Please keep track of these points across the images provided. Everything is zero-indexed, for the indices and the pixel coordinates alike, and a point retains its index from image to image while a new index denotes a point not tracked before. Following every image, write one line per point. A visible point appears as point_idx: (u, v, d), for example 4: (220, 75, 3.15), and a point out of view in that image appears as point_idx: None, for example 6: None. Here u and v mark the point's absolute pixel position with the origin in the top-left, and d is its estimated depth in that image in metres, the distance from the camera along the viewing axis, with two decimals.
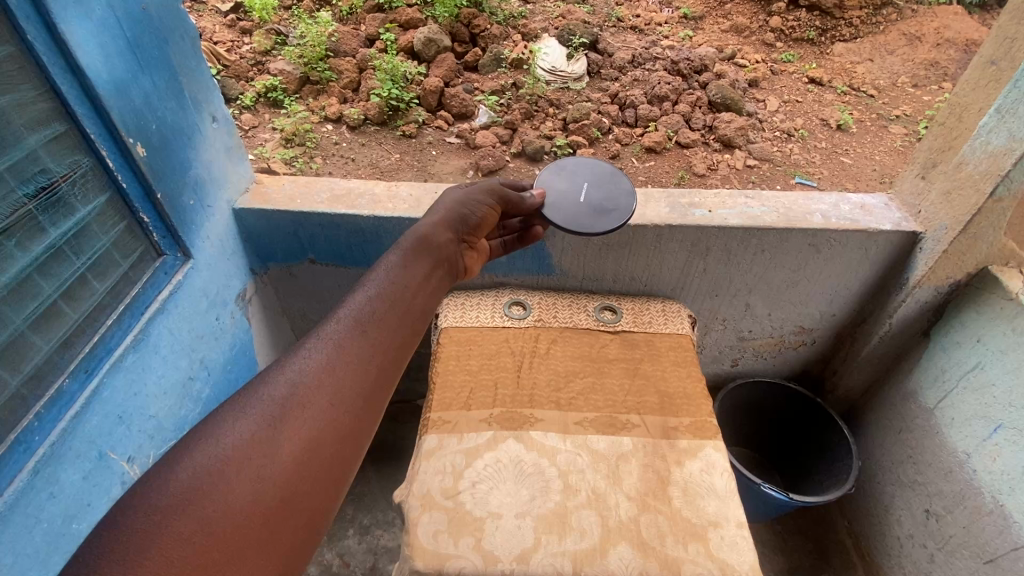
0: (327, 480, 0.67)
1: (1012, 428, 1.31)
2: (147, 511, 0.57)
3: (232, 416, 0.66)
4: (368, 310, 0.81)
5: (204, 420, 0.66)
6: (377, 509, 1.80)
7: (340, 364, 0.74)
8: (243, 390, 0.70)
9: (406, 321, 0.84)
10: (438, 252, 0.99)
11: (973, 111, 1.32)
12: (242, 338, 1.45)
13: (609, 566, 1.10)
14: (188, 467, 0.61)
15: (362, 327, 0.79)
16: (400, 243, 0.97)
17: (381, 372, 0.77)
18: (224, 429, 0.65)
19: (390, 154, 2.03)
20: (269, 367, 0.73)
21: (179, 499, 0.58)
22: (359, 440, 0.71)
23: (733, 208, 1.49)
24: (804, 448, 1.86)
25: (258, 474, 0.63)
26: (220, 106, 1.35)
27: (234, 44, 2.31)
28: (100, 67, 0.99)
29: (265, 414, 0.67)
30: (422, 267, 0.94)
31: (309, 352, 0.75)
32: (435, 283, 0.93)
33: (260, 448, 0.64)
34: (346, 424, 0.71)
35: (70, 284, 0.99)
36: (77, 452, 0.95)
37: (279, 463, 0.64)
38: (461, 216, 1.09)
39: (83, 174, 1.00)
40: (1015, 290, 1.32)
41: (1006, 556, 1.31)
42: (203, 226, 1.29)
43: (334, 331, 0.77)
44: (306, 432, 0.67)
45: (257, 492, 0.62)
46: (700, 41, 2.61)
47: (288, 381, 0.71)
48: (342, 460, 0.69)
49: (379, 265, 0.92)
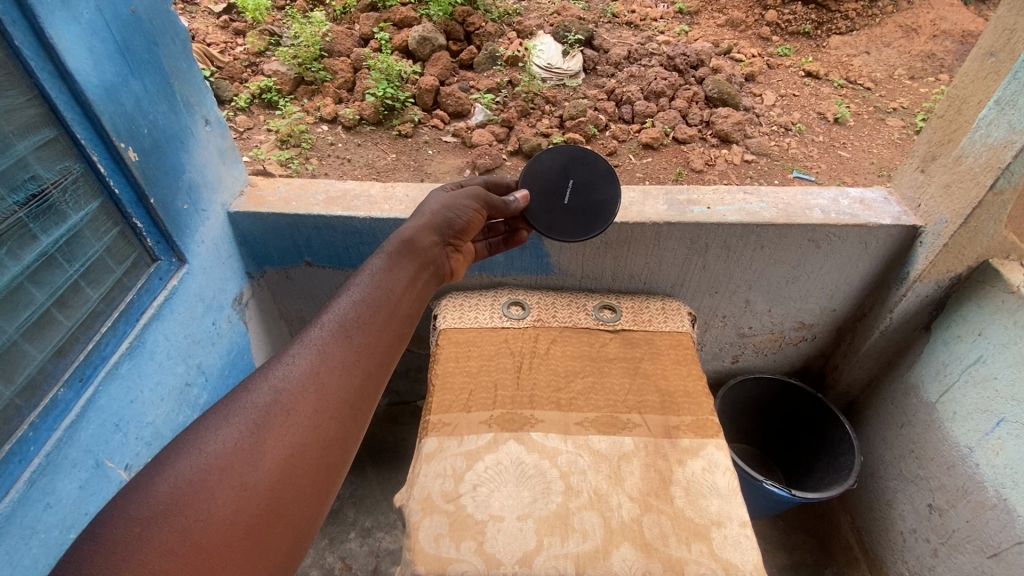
0: (313, 488, 0.66)
1: (1015, 422, 1.30)
2: (129, 521, 0.56)
3: (215, 423, 0.65)
4: (353, 314, 0.81)
5: (186, 429, 0.65)
6: (378, 510, 1.79)
7: (325, 369, 0.74)
8: (226, 397, 0.69)
9: (391, 325, 0.84)
10: (424, 256, 0.99)
11: (972, 103, 1.31)
12: (240, 341, 1.44)
13: (612, 567, 1.09)
14: (170, 476, 0.60)
15: (347, 331, 0.78)
16: (386, 245, 0.97)
17: (366, 377, 0.77)
18: (207, 437, 0.64)
19: (385, 153, 2.01)
20: (252, 374, 0.72)
21: (162, 508, 0.57)
22: (345, 446, 0.71)
23: (731, 205, 1.48)
24: (805, 443, 1.85)
25: (242, 482, 0.62)
26: (213, 108, 1.34)
27: (228, 45, 2.29)
28: (90, 71, 0.98)
29: (249, 421, 0.66)
30: (407, 270, 0.93)
31: (293, 358, 0.74)
32: (420, 286, 0.94)
33: (244, 456, 0.63)
34: (331, 430, 0.70)
35: (63, 291, 0.98)
36: (74, 462, 0.94)
37: (264, 471, 0.63)
38: (447, 220, 1.08)
39: (74, 180, 0.99)
40: (1016, 284, 1.31)
41: (1010, 550, 1.31)
42: (198, 230, 1.28)
43: (318, 336, 0.77)
44: (291, 439, 0.67)
45: (241, 500, 0.61)
46: (696, 36, 2.60)
47: (272, 388, 0.70)
48: (329, 466, 0.69)
49: (364, 268, 0.91)
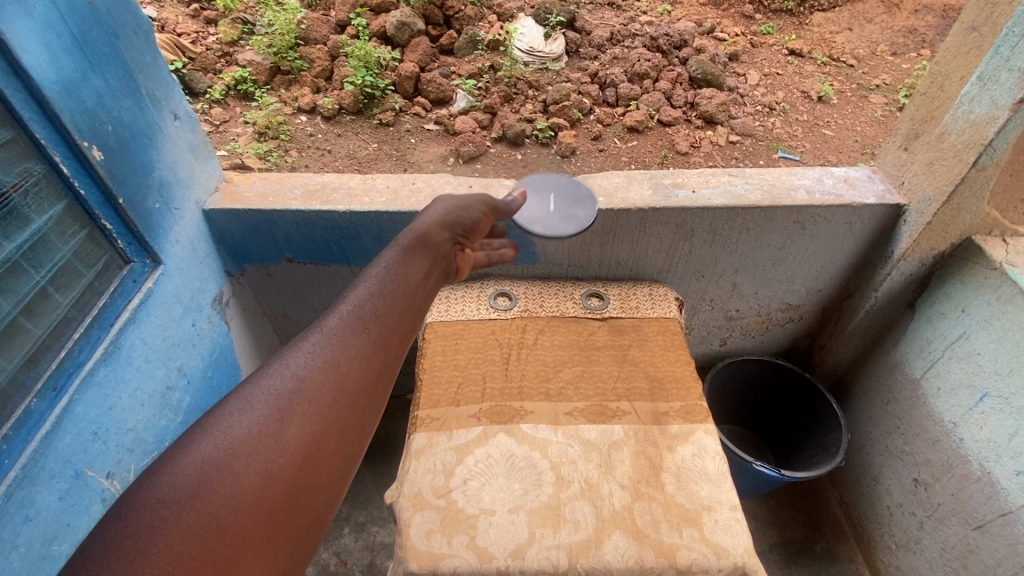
0: (332, 477, 0.65)
1: (998, 395, 1.32)
2: (156, 504, 0.55)
3: (237, 409, 0.64)
4: (369, 306, 0.78)
5: (209, 413, 0.64)
6: (371, 505, 1.79)
7: (343, 358, 0.72)
8: (247, 383, 0.68)
9: (406, 318, 0.81)
10: (436, 251, 0.96)
11: (954, 80, 1.30)
12: (222, 342, 1.41)
13: (605, 557, 1.09)
14: (195, 460, 0.59)
15: (364, 322, 0.76)
16: (398, 240, 0.94)
17: (383, 368, 0.74)
18: (231, 421, 0.62)
19: (367, 143, 1.98)
20: (272, 360, 0.70)
21: (187, 492, 0.56)
22: (363, 436, 0.69)
23: (716, 188, 1.47)
24: (794, 422, 1.87)
25: (264, 468, 0.61)
26: (182, 102, 1.30)
27: (199, 35, 2.23)
28: (46, 67, 0.94)
29: (272, 407, 0.65)
30: (421, 265, 0.91)
31: (312, 346, 0.72)
32: (431, 283, 0.91)
33: (267, 441, 0.62)
34: (350, 420, 0.68)
35: (30, 298, 0.95)
36: (52, 473, 0.92)
37: (285, 457, 0.62)
38: (458, 219, 1.06)
39: (36, 182, 0.96)
40: (998, 260, 1.32)
41: (994, 522, 1.33)
42: (172, 229, 1.25)
43: (335, 326, 0.75)
44: (312, 426, 0.65)
45: (263, 486, 0.60)
46: (679, 16, 2.57)
47: (294, 374, 0.68)
48: (349, 454, 0.67)
49: (377, 261, 0.88)
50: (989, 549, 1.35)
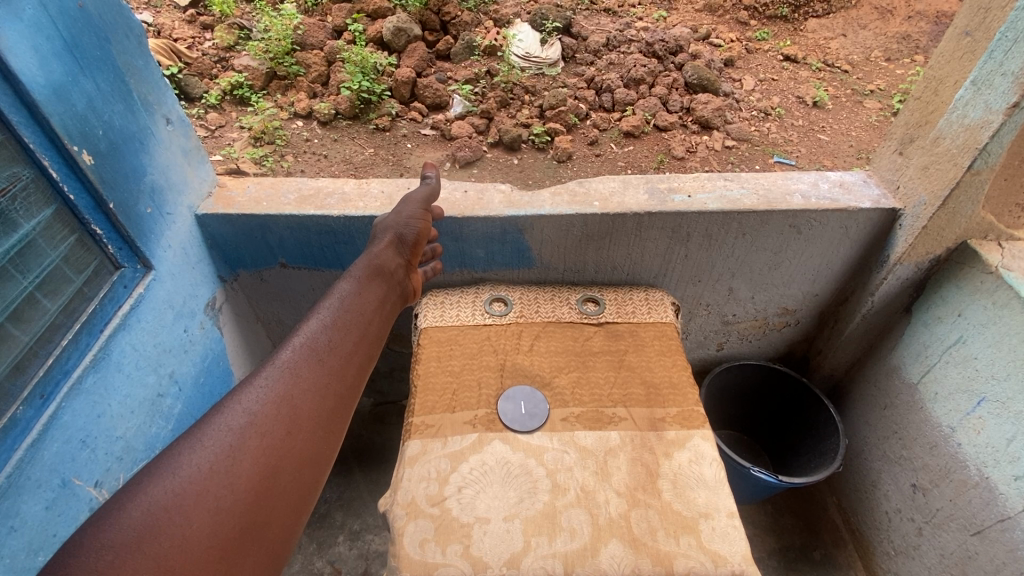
0: (288, 509, 0.68)
1: (995, 400, 1.31)
2: (101, 550, 0.57)
3: (188, 447, 0.67)
4: (324, 338, 0.84)
5: (161, 455, 0.67)
6: (366, 513, 1.77)
7: (297, 391, 0.76)
8: (199, 422, 0.71)
9: (361, 347, 0.87)
10: (391, 279, 1.02)
11: (948, 84, 1.30)
12: (214, 348, 1.40)
13: (601, 565, 1.08)
14: (144, 502, 0.61)
15: (318, 355, 0.81)
16: (353, 271, 1.00)
17: (338, 399, 0.79)
18: (181, 460, 0.65)
19: (363, 148, 1.97)
20: (224, 397, 0.74)
21: (135, 535, 0.59)
22: (319, 466, 0.73)
23: (711, 192, 1.47)
24: (792, 426, 1.86)
25: (217, 504, 0.64)
26: (174, 106, 1.29)
27: (195, 40, 2.23)
28: (35, 70, 0.92)
29: (224, 444, 0.68)
30: (375, 294, 0.97)
31: (265, 381, 0.76)
32: (387, 310, 0.97)
33: (219, 479, 0.65)
34: (304, 451, 0.72)
35: (18, 304, 0.94)
36: (38, 482, 0.91)
37: (239, 493, 0.65)
38: (401, 238, 1.12)
39: (25, 186, 0.94)
40: (995, 263, 1.32)
41: (993, 527, 1.32)
42: (163, 233, 1.23)
43: (288, 360, 0.80)
44: (265, 461, 0.69)
45: (217, 523, 0.62)
46: (675, 22, 2.58)
47: (246, 410, 0.72)
48: (303, 486, 0.71)
49: (332, 292, 0.94)
50: (987, 556, 1.34)
